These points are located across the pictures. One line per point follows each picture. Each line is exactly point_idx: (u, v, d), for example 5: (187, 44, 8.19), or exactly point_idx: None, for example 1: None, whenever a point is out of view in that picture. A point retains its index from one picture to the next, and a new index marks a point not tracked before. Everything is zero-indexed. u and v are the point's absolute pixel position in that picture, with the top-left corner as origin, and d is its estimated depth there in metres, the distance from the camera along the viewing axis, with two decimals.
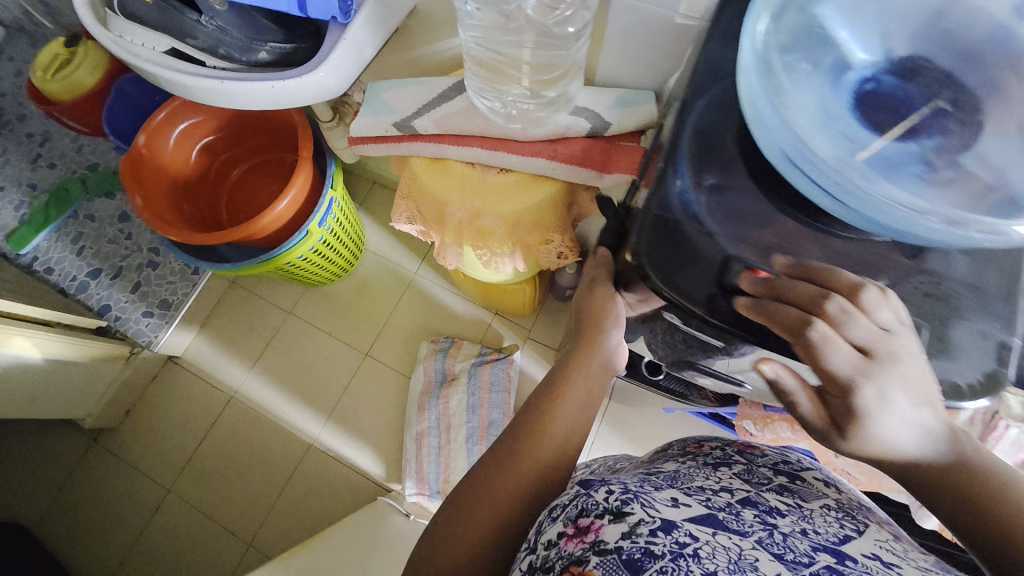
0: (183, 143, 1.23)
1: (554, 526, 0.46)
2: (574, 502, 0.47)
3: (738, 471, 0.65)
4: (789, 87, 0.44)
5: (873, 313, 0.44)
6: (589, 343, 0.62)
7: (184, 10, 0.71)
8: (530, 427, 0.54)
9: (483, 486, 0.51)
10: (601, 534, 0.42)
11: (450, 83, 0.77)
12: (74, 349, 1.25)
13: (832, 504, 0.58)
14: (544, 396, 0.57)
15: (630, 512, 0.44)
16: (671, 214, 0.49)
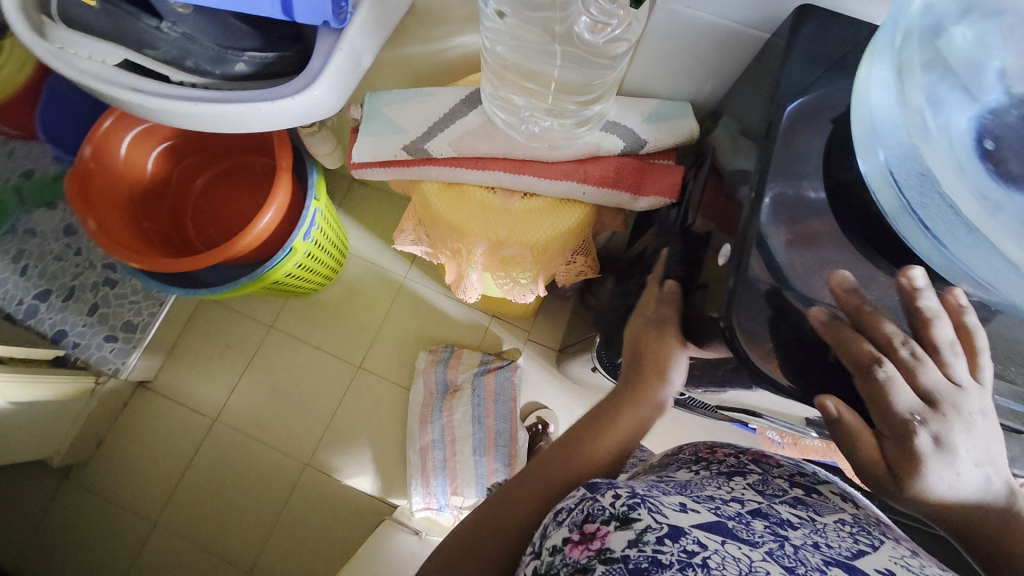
0: (137, 151, 1.07)
1: (561, 529, 0.43)
2: (579, 505, 0.44)
3: (748, 478, 0.56)
4: (935, 118, 0.37)
5: (955, 367, 0.41)
6: (632, 395, 0.56)
7: (140, 16, 0.59)
8: (550, 478, 0.51)
9: (489, 530, 0.48)
10: (606, 541, 0.39)
11: (461, 96, 0.68)
12: (36, 389, 1.06)
13: (851, 517, 0.49)
14: (569, 445, 0.54)
15: (638, 517, 0.40)
16: (758, 274, 0.43)
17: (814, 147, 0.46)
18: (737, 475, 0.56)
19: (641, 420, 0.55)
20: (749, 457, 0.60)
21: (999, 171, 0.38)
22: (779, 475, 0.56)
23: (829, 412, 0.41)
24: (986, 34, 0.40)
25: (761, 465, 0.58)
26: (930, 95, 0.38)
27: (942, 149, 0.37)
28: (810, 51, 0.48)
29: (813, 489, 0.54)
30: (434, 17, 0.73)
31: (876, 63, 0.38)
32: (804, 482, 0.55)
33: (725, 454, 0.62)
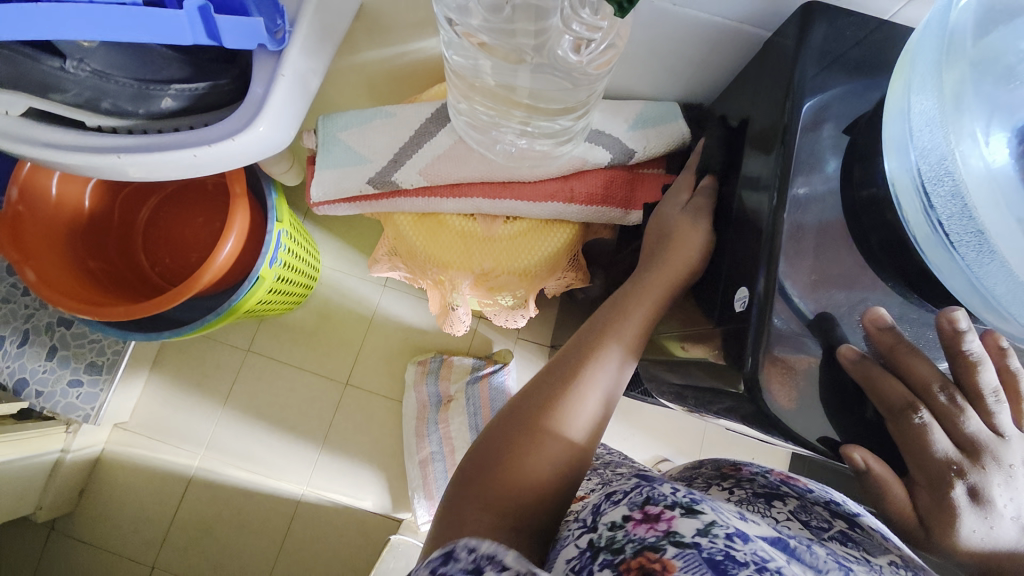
0: (71, 183, 0.90)
1: (617, 507, 0.35)
2: (636, 487, 0.36)
3: (787, 505, 0.43)
4: (980, 151, 0.31)
5: (1000, 416, 0.37)
6: (635, 293, 0.50)
7: (40, 56, 0.49)
8: (559, 385, 0.44)
9: (501, 445, 0.41)
10: (674, 524, 0.32)
11: (428, 114, 0.61)
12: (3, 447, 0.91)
13: (905, 564, 0.36)
14: (577, 351, 0.47)
15: (704, 509, 0.33)
16: (783, 322, 0.39)
17: (829, 165, 0.42)
18: (775, 500, 0.43)
19: (648, 319, 0.49)
20: (782, 479, 0.45)
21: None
22: (818, 501, 0.43)
23: (856, 465, 0.38)
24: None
25: (796, 487, 0.44)
26: (981, 119, 0.31)
27: (996, 187, 0.31)
28: (822, 53, 0.42)
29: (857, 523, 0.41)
30: (386, 22, 0.64)
31: (917, 88, 0.32)
32: (846, 512, 0.42)
33: (753, 471, 0.47)
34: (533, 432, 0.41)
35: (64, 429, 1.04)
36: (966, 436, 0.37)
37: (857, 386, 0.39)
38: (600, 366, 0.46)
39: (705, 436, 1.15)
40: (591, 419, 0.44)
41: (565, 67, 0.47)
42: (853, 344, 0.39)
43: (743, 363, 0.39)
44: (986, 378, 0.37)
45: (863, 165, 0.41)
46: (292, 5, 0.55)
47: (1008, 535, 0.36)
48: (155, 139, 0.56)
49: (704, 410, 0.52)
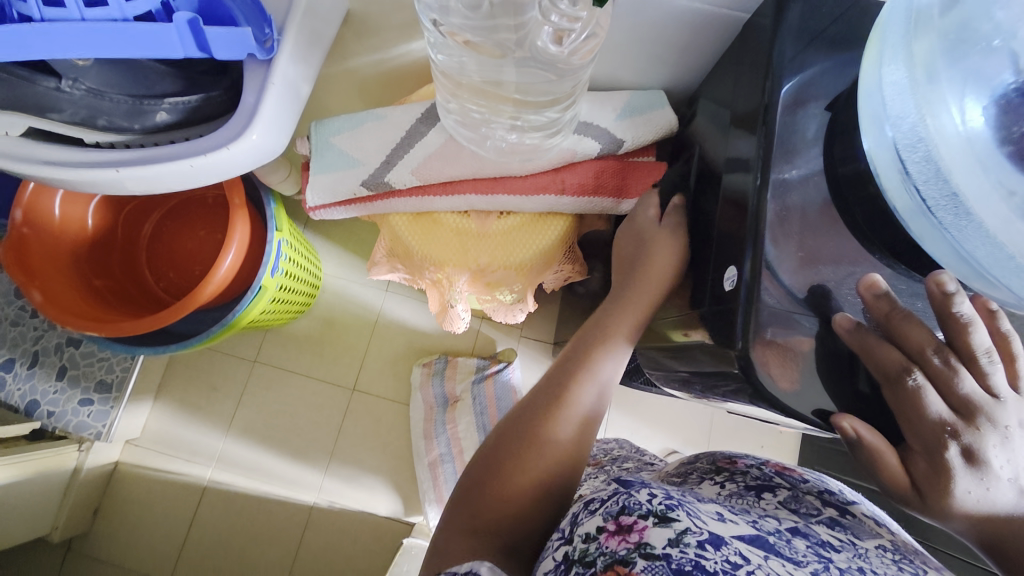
0: (73, 202, 0.91)
1: (592, 518, 0.36)
2: (613, 497, 0.36)
3: (777, 496, 0.45)
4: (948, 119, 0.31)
5: (995, 377, 0.37)
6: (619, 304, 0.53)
7: (36, 78, 0.50)
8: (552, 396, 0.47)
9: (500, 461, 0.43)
10: (645, 536, 0.33)
11: (418, 115, 0.62)
12: (18, 467, 0.92)
13: (893, 547, 0.39)
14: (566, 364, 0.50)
15: (678, 517, 0.33)
16: (774, 296, 0.39)
17: (811, 141, 0.42)
18: (765, 492, 0.46)
19: (631, 328, 0.52)
20: (776, 471, 0.48)
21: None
22: (810, 490, 0.46)
23: (846, 433, 0.38)
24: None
25: (789, 478, 0.48)
26: (950, 87, 0.32)
27: (965, 153, 0.31)
28: (800, 30, 0.43)
29: (848, 510, 0.44)
30: (374, 26, 0.65)
31: (887, 60, 0.32)
32: (837, 501, 0.45)
33: (747, 464, 0.51)
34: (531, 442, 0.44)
35: (76, 448, 1.04)
36: (960, 398, 0.37)
37: (852, 353, 0.39)
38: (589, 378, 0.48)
39: (713, 426, 1.15)
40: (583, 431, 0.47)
41: (546, 60, 0.48)
42: (847, 312, 0.39)
43: (734, 342, 0.39)
44: (977, 339, 0.37)
45: (842, 141, 0.41)
46: (279, 14, 0.56)
47: (1006, 498, 0.36)
48: (152, 152, 0.57)
49: (704, 391, 0.52)
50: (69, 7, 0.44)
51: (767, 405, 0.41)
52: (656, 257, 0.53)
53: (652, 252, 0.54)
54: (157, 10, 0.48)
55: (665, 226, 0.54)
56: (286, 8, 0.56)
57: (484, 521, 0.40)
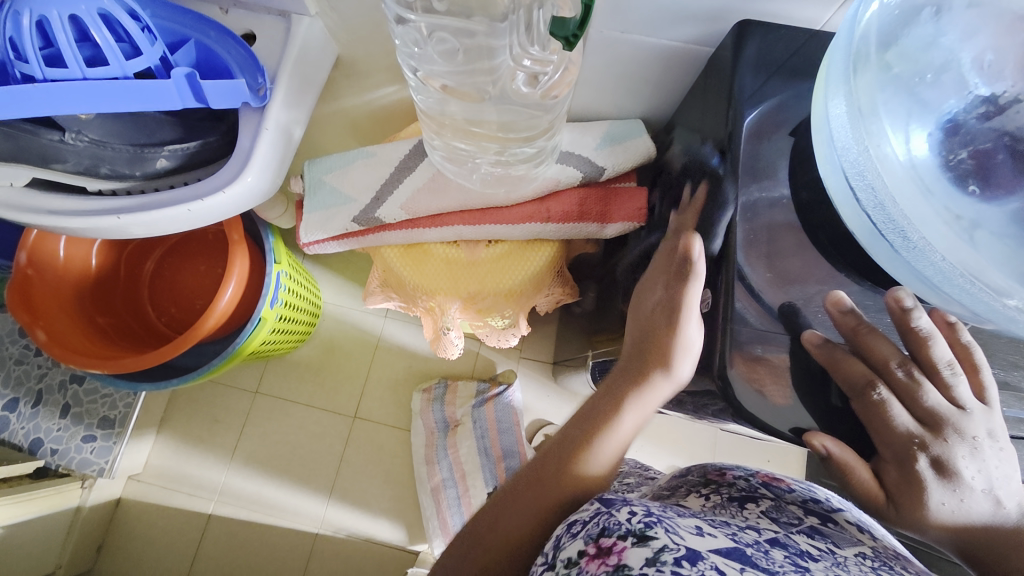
0: (77, 243, 0.93)
1: (574, 542, 0.36)
2: (595, 518, 0.37)
3: (760, 506, 0.46)
4: (888, 148, 0.34)
5: (959, 388, 0.38)
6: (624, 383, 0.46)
7: (39, 131, 0.53)
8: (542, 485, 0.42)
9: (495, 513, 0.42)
10: (624, 557, 0.33)
11: (406, 151, 0.65)
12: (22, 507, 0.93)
13: (873, 554, 0.39)
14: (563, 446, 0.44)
15: (655, 535, 0.34)
16: (748, 316, 0.41)
17: (776, 168, 0.44)
18: (749, 502, 0.46)
19: (645, 411, 0.45)
20: (762, 481, 0.48)
21: (974, 190, 0.36)
22: (794, 501, 0.46)
23: (817, 450, 0.39)
24: (963, 37, 0.35)
25: (775, 489, 0.47)
26: (889, 118, 0.35)
27: (905, 180, 0.34)
28: (759, 64, 0.45)
29: (831, 518, 0.44)
30: (362, 68, 0.68)
31: (831, 94, 0.35)
32: (821, 509, 0.45)
33: (736, 475, 0.50)
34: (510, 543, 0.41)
35: (80, 486, 1.04)
36: (926, 410, 0.38)
37: (823, 368, 0.40)
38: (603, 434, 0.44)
39: (715, 441, 1.15)
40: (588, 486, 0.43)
41: (521, 100, 0.51)
42: (815, 328, 0.41)
43: (712, 361, 0.41)
44: (938, 351, 0.39)
45: (803, 168, 0.43)
46: (271, 63, 0.59)
47: (980, 508, 0.38)
48: (152, 198, 0.60)
49: (693, 409, 0.54)
50: (71, 67, 0.47)
51: (747, 424, 0.42)
52: (661, 349, 0.44)
53: (653, 344, 0.45)
54: (157, 67, 0.52)
55: (659, 313, 0.45)
56: (278, 57, 0.59)
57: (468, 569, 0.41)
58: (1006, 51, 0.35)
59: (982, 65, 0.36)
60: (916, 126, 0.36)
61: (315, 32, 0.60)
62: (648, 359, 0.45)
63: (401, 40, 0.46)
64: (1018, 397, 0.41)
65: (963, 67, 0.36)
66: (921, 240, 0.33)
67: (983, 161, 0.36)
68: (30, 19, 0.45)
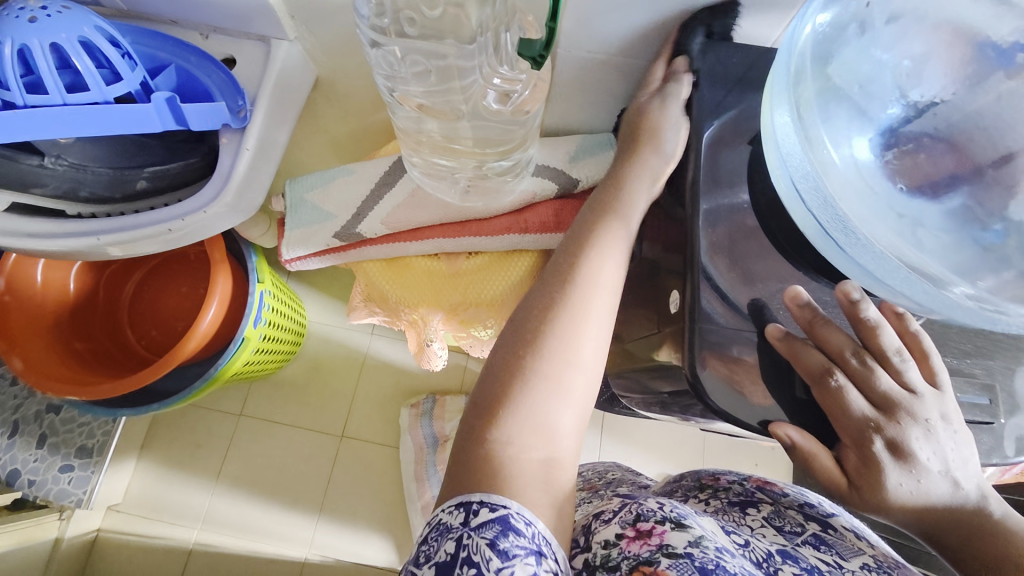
0: (54, 266, 0.93)
1: (609, 526, 0.40)
2: (626, 506, 0.41)
3: (761, 511, 0.48)
4: (828, 154, 0.37)
5: (909, 373, 0.41)
6: (620, 176, 0.50)
7: (19, 156, 0.54)
8: (539, 311, 0.43)
9: (516, 345, 0.42)
10: (666, 538, 0.37)
11: (386, 167, 0.66)
12: None
13: (876, 565, 0.41)
14: (572, 246, 0.47)
15: (692, 524, 0.38)
16: (713, 313, 0.43)
17: (736, 175, 0.47)
18: (750, 507, 0.49)
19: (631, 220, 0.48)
20: (757, 486, 0.51)
21: (902, 188, 0.39)
22: (791, 505, 0.48)
23: (782, 440, 0.42)
24: (888, 46, 0.39)
25: (770, 493, 0.50)
26: (828, 127, 0.38)
27: (843, 183, 0.37)
28: (714, 78, 0.48)
29: (830, 524, 0.46)
30: (342, 89, 0.70)
31: (775, 105, 0.37)
32: (819, 514, 0.47)
33: (730, 480, 0.53)
34: (530, 361, 0.41)
35: (57, 517, 1.02)
36: (880, 395, 0.40)
37: (786, 360, 0.42)
38: (603, 252, 0.46)
39: (704, 447, 1.16)
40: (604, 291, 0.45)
41: (495, 116, 0.53)
42: (776, 322, 0.42)
43: (682, 361, 0.43)
44: (887, 338, 0.41)
45: (760, 174, 0.46)
46: (251, 85, 0.61)
47: (938, 489, 0.40)
48: (132, 220, 0.61)
49: (673, 410, 0.55)
50: (52, 93, 0.48)
51: (719, 417, 0.44)
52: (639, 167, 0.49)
53: (637, 156, 0.50)
54: (137, 92, 0.53)
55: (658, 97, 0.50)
56: (258, 80, 0.61)
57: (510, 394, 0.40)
58: (923, 61, 0.39)
59: (902, 72, 0.39)
60: (856, 133, 0.39)
61: (294, 55, 0.62)
62: (626, 173, 0.50)
63: (376, 62, 0.48)
64: (971, 383, 0.44)
65: (887, 74, 0.39)
66: (863, 238, 0.35)
67: (915, 159, 0.39)
68: (10, 47, 0.46)
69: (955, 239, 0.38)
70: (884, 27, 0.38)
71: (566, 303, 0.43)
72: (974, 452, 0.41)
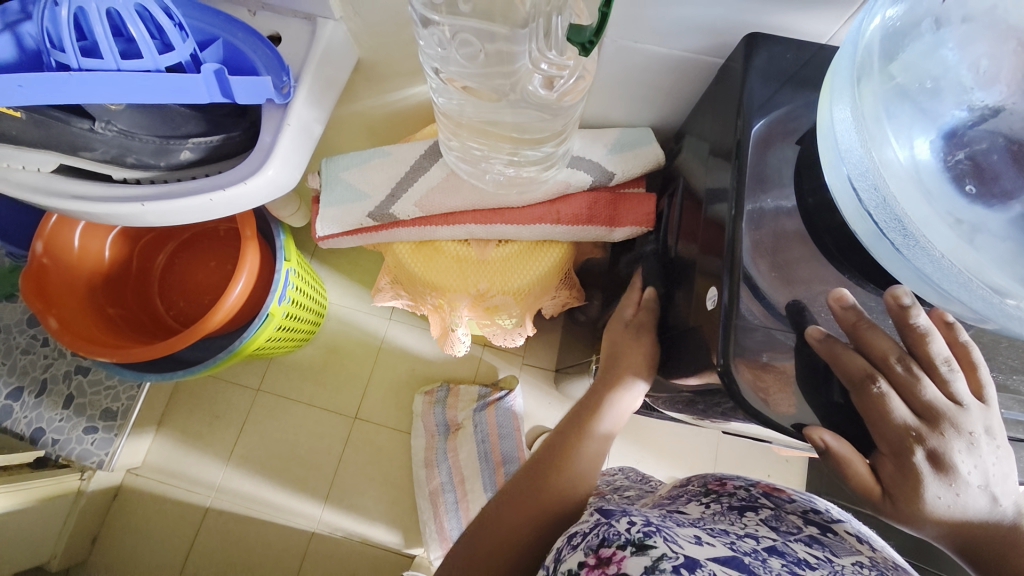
0: (93, 234, 0.95)
1: (575, 554, 0.39)
2: (595, 529, 0.40)
3: (759, 514, 0.47)
4: (890, 154, 0.36)
5: (956, 384, 0.39)
6: (601, 394, 0.58)
7: (71, 119, 0.55)
8: (513, 500, 0.51)
9: (489, 527, 0.49)
10: (622, 565, 0.35)
11: (421, 151, 0.66)
12: (19, 496, 0.92)
13: (871, 564, 0.41)
14: (552, 450, 0.55)
15: (654, 544, 0.36)
16: (751, 313, 0.42)
17: (783, 174, 0.46)
18: (748, 511, 0.48)
19: (601, 439, 0.56)
20: (763, 491, 0.51)
21: (971, 190, 0.37)
22: (793, 510, 0.48)
23: (816, 444, 0.41)
24: (962, 45, 0.37)
25: (774, 499, 0.50)
26: (891, 124, 0.37)
27: (902, 183, 0.36)
28: (766, 73, 0.47)
29: (831, 529, 0.46)
30: (382, 71, 0.71)
31: (836, 101, 0.36)
32: (821, 519, 0.46)
33: (736, 486, 0.53)
34: (495, 548, 0.47)
35: (79, 477, 1.04)
36: (923, 403, 0.39)
37: (825, 363, 0.41)
38: (573, 464, 0.53)
39: (716, 453, 1.15)
40: (568, 498, 0.51)
41: (537, 102, 0.52)
42: (817, 324, 0.42)
43: (715, 361, 0.42)
44: (936, 346, 0.40)
45: (809, 173, 0.45)
46: (295, 62, 0.62)
47: (976, 504, 0.39)
48: (175, 187, 0.62)
49: (695, 410, 0.55)
50: (107, 59, 0.49)
51: (750, 418, 0.43)
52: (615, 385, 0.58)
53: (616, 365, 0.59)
54: (187, 63, 0.54)
55: (631, 330, 0.60)
56: (303, 57, 0.61)
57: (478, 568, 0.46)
58: (1000, 60, 0.37)
59: (978, 70, 0.37)
60: (919, 135, 0.38)
61: (339, 35, 0.63)
62: (607, 385, 0.59)
63: (426, 41, 0.48)
64: (1017, 400, 0.42)
65: (957, 74, 0.38)
66: (924, 242, 0.34)
67: (981, 163, 0.38)
68: (68, 11, 0.46)
69: (1020, 249, 0.36)
70: (958, 26, 0.37)
71: (533, 501, 0.50)
72: (1015, 468, 0.40)
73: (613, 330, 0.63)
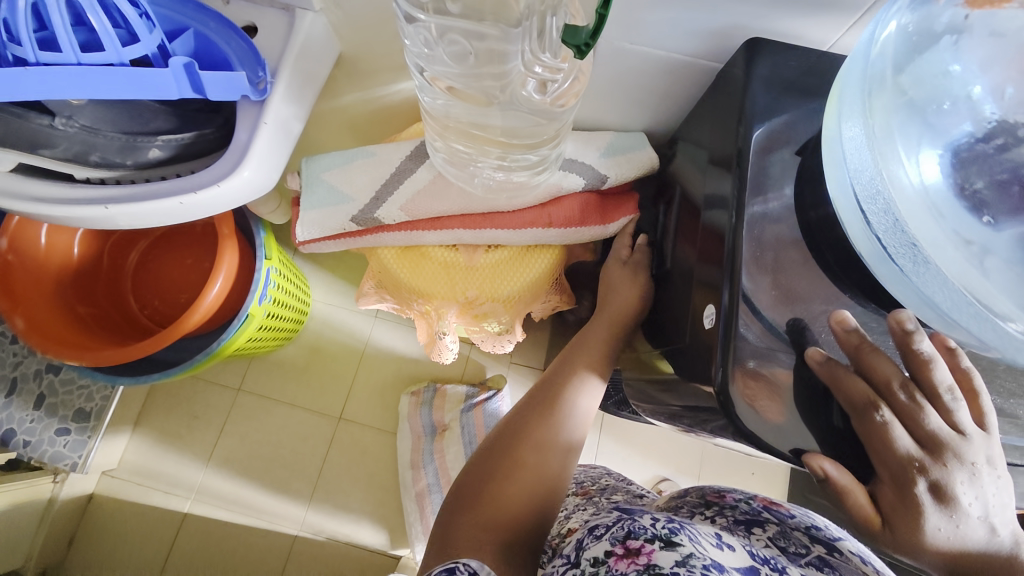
0: (60, 231, 0.90)
1: (599, 542, 0.38)
2: (619, 522, 0.39)
3: (766, 531, 0.47)
4: (901, 172, 0.35)
5: (960, 414, 0.39)
6: (591, 332, 0.63)
7: (29, 114, 0.51)
8: (514, 443, 0.53)
9: (490, 473, 0.50)
10: (654, 557, 0.35)
11: (407, 152, 0.63)
12: None
13: None
14: (547, 392, 0.58)
15: (682, 542, 0.36)
16: (751, 334, 0.41)
17: (784, 187, 0.44)
18: (755, 527, 0.48)
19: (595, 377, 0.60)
20: (764, 505, 0.49)
21: (988, 220, 0.36)
22: (797, 527, 0.47)
23: (815, 472, 0.40)
24: (983, 68, 0.36)
25: (777, 513, 0.48)
26: (904, 142, 0.36)
27: (913, 204, 0.35)
28: (768, 81, 0.45)
29: (835, 547, 0.45)
30: (365, 66, 0.68)
31: (846, 117, 0.35)
32: (824, 537, 0.46)
33: (736, 498, 0.51)
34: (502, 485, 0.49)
35: (51, 479, 1.01)
36: (927, 433, 0.38)
37: (825, 387, 0.40)
38: (567, 407, 0.56)
39: (703, 455, 1.15)
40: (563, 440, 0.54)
41: (529, 107, 0.50)
42: (818, 346, 0.41)
43: (714, 378, 0.40)
44: (937, 374, 0.39)
45: (812, 187, 0.43)
46: (272, 56, 0.58)
47: (975, 535, 0.38)
48: (144, 188, 0.58)
49: (688, 425, 0.54)
50: (65, 51, 0.45)
51: (746, 441, 0.42)
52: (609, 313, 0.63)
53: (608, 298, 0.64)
54: (154, 55, 0.50)
55: (629, 267, 0.64)
56: (280, 50, 0.58)
57: (485, 515, 0.47)
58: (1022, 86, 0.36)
59: (1001, 96, 0.36)
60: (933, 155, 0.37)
61: (318, 29, 0.59)
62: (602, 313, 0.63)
63: (412, 39, 0.45)
64: (1015, 424, 0.41)
65: (977, 96, 0.37)
66: (930, 263, 0.33)
67: (999, 191, 0.37)
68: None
69: None
70: (979, 49, 0.36)
71: (532, 443, 0.53)
72: (1013, 495, 0.40)
73: (609, 269, 0.66)
